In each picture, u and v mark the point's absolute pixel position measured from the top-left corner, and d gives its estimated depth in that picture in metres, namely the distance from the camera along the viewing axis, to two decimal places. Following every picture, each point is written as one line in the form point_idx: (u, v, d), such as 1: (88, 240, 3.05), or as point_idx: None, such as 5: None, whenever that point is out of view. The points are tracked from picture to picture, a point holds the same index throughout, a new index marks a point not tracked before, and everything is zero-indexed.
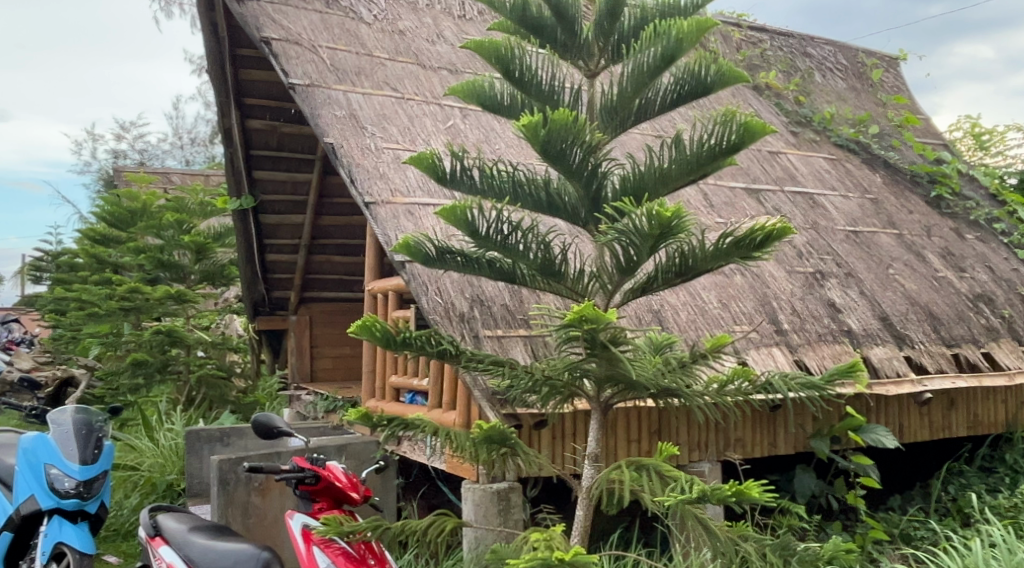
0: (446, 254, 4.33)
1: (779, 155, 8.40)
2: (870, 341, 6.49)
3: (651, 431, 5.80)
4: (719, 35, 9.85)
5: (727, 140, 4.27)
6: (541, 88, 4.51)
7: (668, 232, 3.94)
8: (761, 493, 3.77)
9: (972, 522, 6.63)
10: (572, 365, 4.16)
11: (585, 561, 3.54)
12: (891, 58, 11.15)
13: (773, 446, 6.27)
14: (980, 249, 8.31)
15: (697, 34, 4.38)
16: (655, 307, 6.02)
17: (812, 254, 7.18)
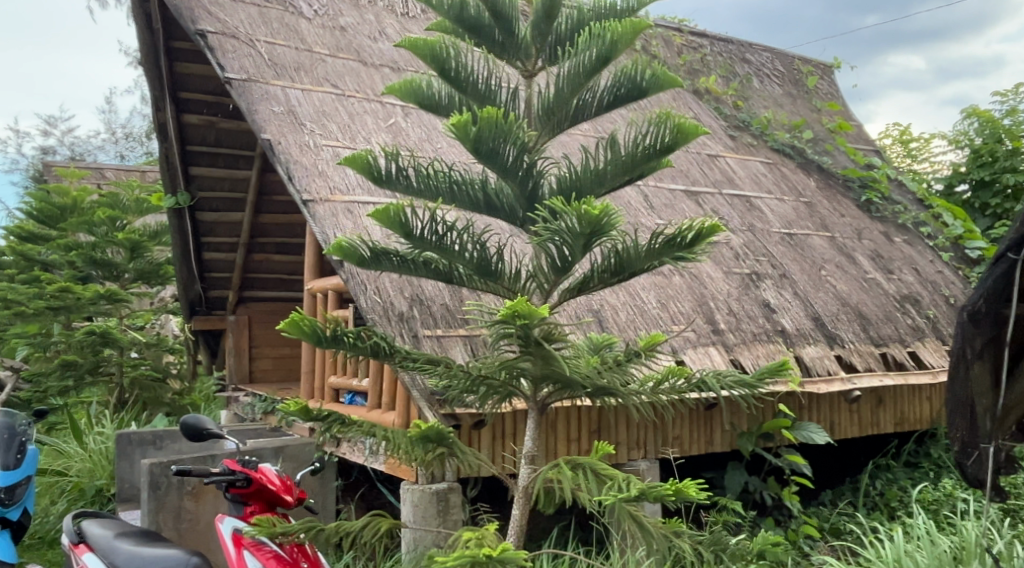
0: (382, 255, 4.31)
1: (718, 158, 8.51)
2: (803, 340, 6.62)
3: (590, 430, 5.84)
4: (660, 39, 9.95)
5: (659, 142, 4.33)
6: (477, 88, 4.53)
7: (598, 231, 3.99)
8: (698, 492, 3.82)
9: (898, 517, 6.81)
10: (508, 365, 4.19)
11: (512, 557, 3.57)
12: (826, 65, 11.37)
13: (709, 444, 6.36)
14: (908, 252, 8.53)
15: (632, 35, 4.43)
16: (595, 306, 6.06)
17: (748, 256, 7.29)
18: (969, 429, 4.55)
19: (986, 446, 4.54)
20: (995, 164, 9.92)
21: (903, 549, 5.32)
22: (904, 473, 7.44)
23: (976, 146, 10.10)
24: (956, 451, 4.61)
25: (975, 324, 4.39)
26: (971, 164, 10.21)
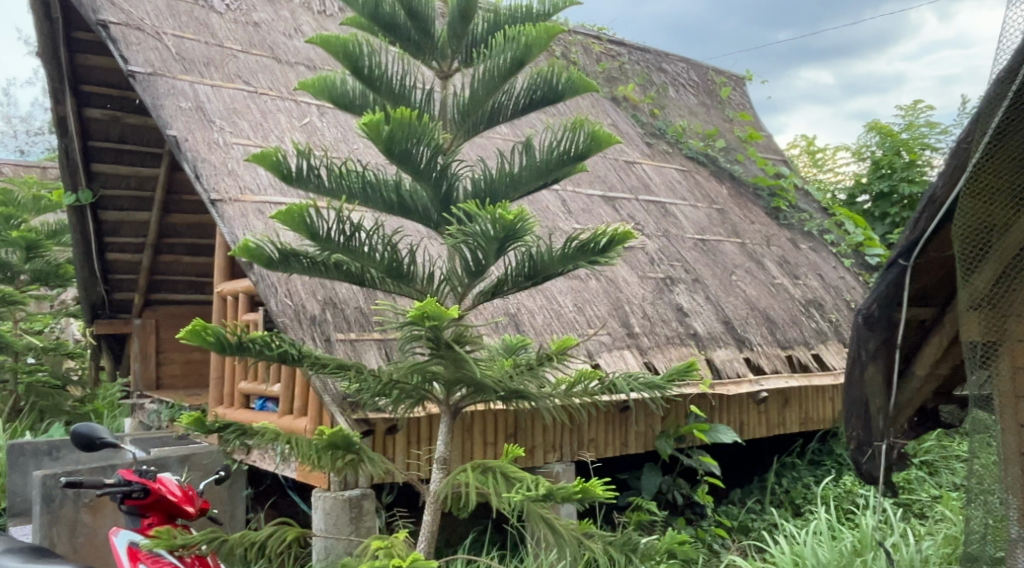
0: (291, 258, 4.21)
1: (635, 165, 8.57)
2: (714, 343, 6.70)
3: (507, 434, 5.81)
4: (579, 46, 9.95)
5: (573, 148, 4.32)
6: (391, 87, 4.45)
7: (512, 235, 3.97)
8: (603, 490, 3.81)
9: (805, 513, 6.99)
10: (420, 369, 4.13)
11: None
12: (738, 77, 11.56)
13: (624, 445, 6.39)
14: (813, 258, 8.72)
15: (546, 39, 4.40)
16: (511, 310, 6.03)
17: (663, 260, 7.35)
18: (864, 428, 4.65)
19: (879, 444, 4.66)
20: (892, 175, 10.40)
21: (805, 545, 5.43)
22: (808, 471, 7.66)
23: (876, 158, 10.55)
24: (852, 449, 4.70)
25: (870, 328, 4.49)
26: (872, 176, 10.65)
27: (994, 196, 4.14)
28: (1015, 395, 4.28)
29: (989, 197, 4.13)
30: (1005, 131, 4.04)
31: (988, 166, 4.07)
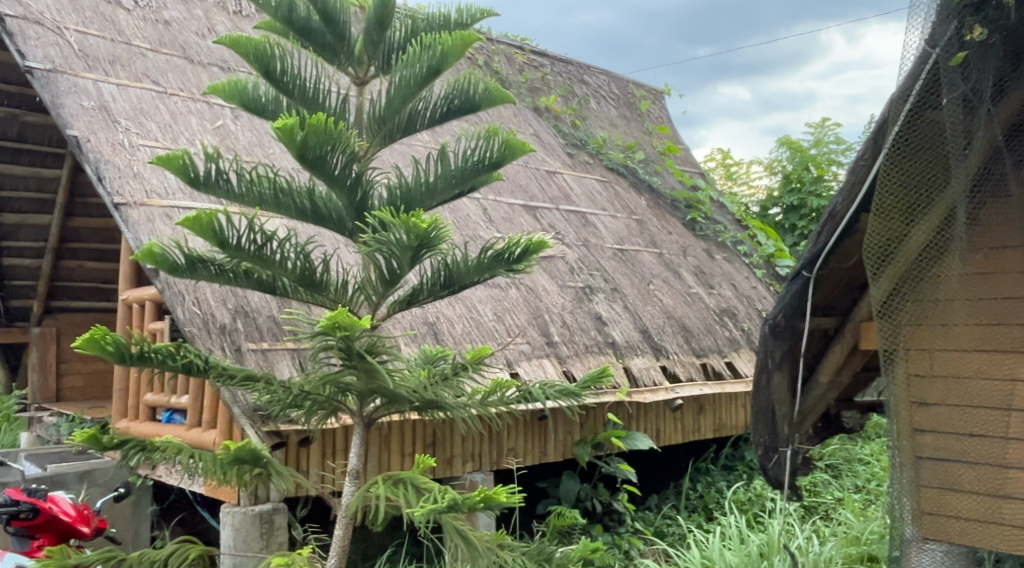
0: (198, 263, 4.11)
1: (556, 175, 8.58)
2: (631, 351, 6.73)
3: (426, 443, 5.73)
4: (502, 56, 9.90)
5: (488, 156, 4.33)
6: (305, 92, 4.38)
7: (426, 244, 3.93)
8: (510, 496, 3.78)
9: (716, 517, 7.15)
10: (331, 380, 4.05)
11: None
12: (657, 91, 11.70)
13: (543, 454, 6.37)
14: (727, 269, 8.85)
15: (463, 50, 4.37)
16: (430, 319, 5.96)
17: (582, 270, 7.37)
18: (771, 435, 4.71)
19: (784, 449, 4.74)
20: (801, 189, 10.78)
21: (714, 549, 5.57)
22: (721, 476, 7.84)
23: (786, 172, 10.93)
24: (759, 455, 4.75)
25: (775, 337, 4.56)
26: (782, 189, 10.99)
27: (893, 214, 4.14)
28: (912, 401, 4.43)
29: (889, 215, 4.13)
30: (901, 151, 4.04)
31: (885, 185, 4.08)
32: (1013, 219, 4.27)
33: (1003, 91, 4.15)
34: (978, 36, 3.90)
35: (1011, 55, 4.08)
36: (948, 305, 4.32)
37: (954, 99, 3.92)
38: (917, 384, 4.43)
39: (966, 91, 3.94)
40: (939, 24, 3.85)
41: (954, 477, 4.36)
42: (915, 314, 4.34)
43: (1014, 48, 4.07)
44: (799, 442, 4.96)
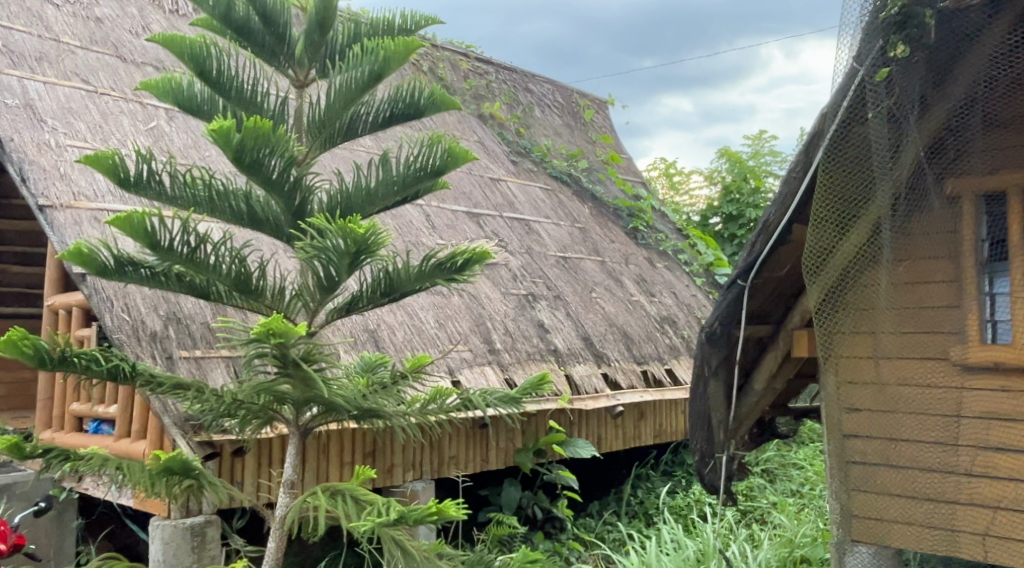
0: (127, 265, 3.99)
1: (500, 183, 8.54)
2: (573, 359, 6.71)
3: (365, 452, 5.60)
4: (447, 62, 9.82)
5: (430, 164, 4.25)
6: (242, 93, 4.28)
7: (364, 250, 3.85)
8: (457, 510, 3.71)
9: (655, 522, 7.18)
10: (265, 389, 3.94)
11: None
12: (601, 100, 11.73)
13: (484, 462, 6.32)
14: (667, 277, 8.89)
15: (406, 55, 4.30)
16: (371, 326, 5.85)
17: (525, 277, 7.34)
18: (707, 440, 4.74)
19: (721, 456, 4.77)
20: (740, 200, 10.93)
21: (652, 554, 5.60)
22: (661, 482, 7.88)
23: (726, 182, 11.06)
24: (695, 460, 4.79)
25: (711, 343, 4.57)
26: (721, 199, 11.12)
27: (824, 226, 4.18)
28: (840, 408, 4.39)
29: (820, 226, 4.17)
30: (831, 165, 4.07)
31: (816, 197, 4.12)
32: (940, 231, 4.19)
33: (927, 107, 4.08)
34: (901, 54, 3.87)
35: (935, 72, 4.02)
36: (876, 313, 4.30)
37: (880, 113, 3.92)
38: (845, 392, 4.39)
39: (892, 107, 3.95)
40: (865, 42, 3.88)
41: (886, 481, 4.34)
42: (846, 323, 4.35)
43: (937, 65, 4.01)
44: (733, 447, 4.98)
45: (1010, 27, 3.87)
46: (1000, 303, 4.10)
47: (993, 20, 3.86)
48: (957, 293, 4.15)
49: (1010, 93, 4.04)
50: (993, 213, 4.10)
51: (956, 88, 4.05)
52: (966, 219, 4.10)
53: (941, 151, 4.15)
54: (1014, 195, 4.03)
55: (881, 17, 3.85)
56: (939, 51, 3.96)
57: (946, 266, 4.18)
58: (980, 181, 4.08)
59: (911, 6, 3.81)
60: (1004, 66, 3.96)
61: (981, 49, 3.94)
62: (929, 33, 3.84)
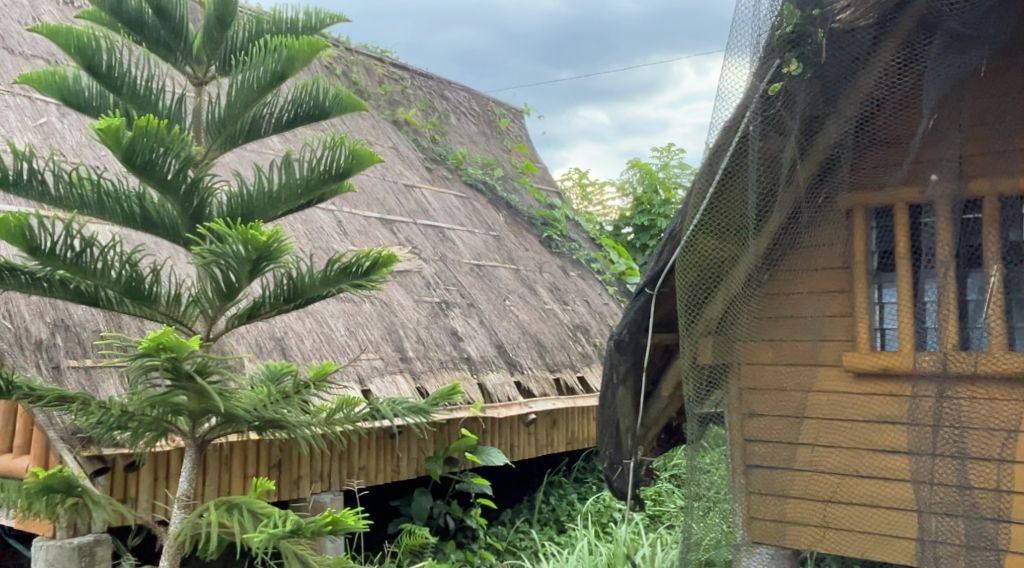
0: (5, 271, 3.77)
1: (414, 190, 8.41)
2: (486, 367, 6.63)
3: (271, 464, 5.36)
4: (361, 66, 9.63)
5: (335, 166, 4.15)
6: (134, 89, 4.09)
7: (266, 256, 3.72)
8: (357, 519, 3.68)
9: (567, 529, 7.20)
10: (158, 401, 3.78)
11: None
12: (517, 109, 11.70)
13: (395, 472, 6.18)
14: (581, 286, 8.90)
15: (309, 54, 4.19)
16: (278, 333, 5.66)
17: (438, 285, 7.24)
18: (616, 447, 4.79)
19: (629, 463, 4.81)
20: (651, 210, 11.09)
21: None
22: (573, 489, 7.90)
23: (638, 194, 11.21)
24: (604, 467, 4.85)
25: (620, 351, 4.60)
26: (633, 210, 11.28)
27: (724, 238, 4.22)
28: (739, 414, 4.28)
29: (719, 237, 4.21)
30: (725, 179, 4.12)
31: (714, 209, 4.18)
32: (831, 243, 4.16)
33: (819, 126, 4.11)
34: (794, 70, 4.01)
35: (825, 90, 4.08)
36: (775, 321, 4.26)
37: (768, 126, 4.05)
38: (747, 397, 4.28)
39: (783, 122, 4.06)
40: (763, 60, 4.01)
41: (785, 484, 4.24)
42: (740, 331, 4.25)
43: (828, 85, 4.08)
44: (641, 455, 4.99)
45: (896, 51, 3.98)
46: (889, 312, 4.09)
47: (880, 43, 3.99)
48: (849, 303, 4.13)
49: (898, 114, 4.05)
50: (882, 227, 4.08)
51: (846, 105, 4.06)
52: (856, 234, 4.10)
53: (832, 170, 4.12)
54: (900, 209, 4.00)
55: (777, 35, 3.99)
56: (828, 70, 4.04)
57: (839, 277, 4.13)
58: (869, 196, 4.07)
59: (804, 26, 3.99)
60: (893, 85, 4.01)
61: (871, 70, 4.02)
62: (823, 52, 4.00)
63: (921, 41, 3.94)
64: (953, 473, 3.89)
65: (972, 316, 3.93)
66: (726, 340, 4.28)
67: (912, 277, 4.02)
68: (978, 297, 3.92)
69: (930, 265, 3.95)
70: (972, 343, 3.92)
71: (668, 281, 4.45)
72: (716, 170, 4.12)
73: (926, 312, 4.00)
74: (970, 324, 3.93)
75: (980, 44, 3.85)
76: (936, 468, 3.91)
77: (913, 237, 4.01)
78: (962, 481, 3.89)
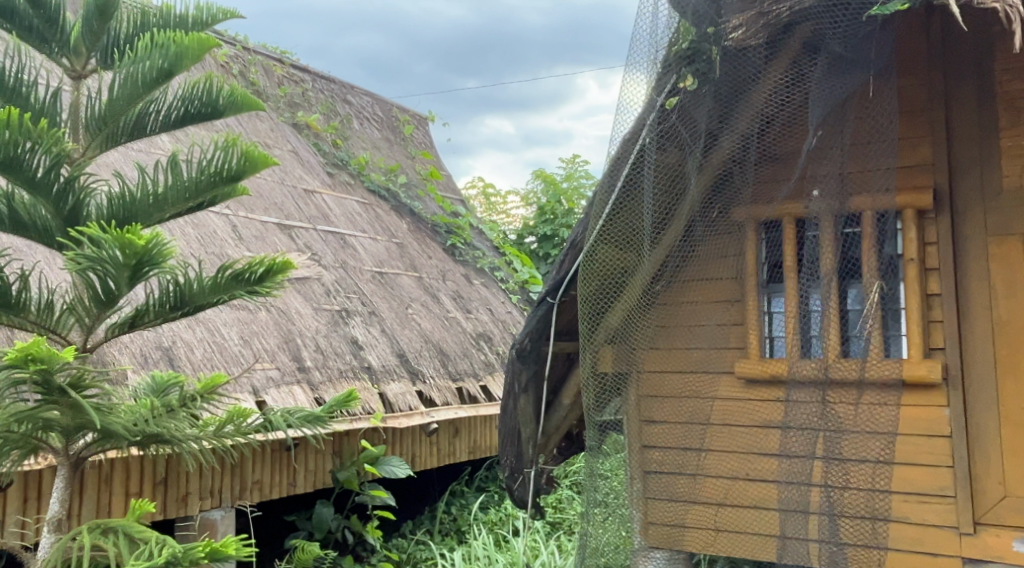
0: None
1: (314, 195, 8.17)
2: (387, 376, 6.44)
3: (156, 481, 5.07)
4: (260, 67, 9.30)
5: (226, 169, 3.95)
6: (3, 81, 3.82)
7: (149, 261, 3.51)
8: (239, 549, 3.48)
9: (467, 537, 7.16)
10: (27, 417, 3.54)
11: None
12: (420, 117, 11.54)
13: (292, 486, 5.93)
14: (484, 294, 8.82)
15: (200, 50, 3.98)
16: (166, 342, 5.36)
17: (339, 292, 7.02)
18: (516, 456, 4.81)
19: (530, 471, 4.80)
20: (554, 220, 11.07)
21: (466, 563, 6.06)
22: (474, 497, 7.80)
23: (541, 203, 11.20)
24: (506, 476, 4.86)
25: (522, 361, 4.65)
26: (537, 219, 11.26)
27: (619, 247, 4.33)
28: (638, 421, 4.29)
29: (616, 245, 4.33)
30: (625, 190, 4.28)
31: (612, 219, 4.30)
32: (723, 255, 4.31)
33: (714, 141, 4.25)
34: (689, 85, 4.18)
35: (721, 106, 4.23)
36: (671, 330, 4.36)
37: (666, 140, 4.21)
38: (646, 405, 4.30)
39: (679, 136, 4.21)
40: (660, 74, 4.17)
41: (676, 488, 4.36)
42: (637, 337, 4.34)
43: (724, 100, 4.23)
44: (541, 462, 4.93)
45: (785, 69, 4.12)
46: (777, 320, 4.24)
47: (769, 62, 4.14)
48: (740, 312, 4.28)
49: (785, 133, 4.22)
50: (771, 239, 4.25)
51: (739, 121, 4.22)
52: (747, 247, 4.27)
53: (726, 185, 4.29)
54: (787, 223, 4.20)
55: (673, 51, 4.16)
56: (723, 86, 4.20)
57: (729, 287, 4.28)
58: (760, 208, 4.24)
59: (699, 43, 4.16)
60: (780, 104, 4.16)
61: (761, 88, 4.17)
62: (715, 69, 4.16)
63: (808, 61, 4.10)
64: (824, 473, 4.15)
65: (852, 324, 4.11)
66: (626, 347, 4.33)
67: (800, 288, 4.15)
68: (858, 307, 4.10)
69: (812, 276, 4.14)
70: (852, 350, 4.12)
71: (569, 291, 4.54)
72: (616, 180, 4.28)
73: (811, 321, 4.15)
74: (851, 332, 4.12)
75: (858, 68, 4.07)
76: (817, 472, 4.16)
77: (798, 250, 4.18)
78: (839, 481, 4.14)
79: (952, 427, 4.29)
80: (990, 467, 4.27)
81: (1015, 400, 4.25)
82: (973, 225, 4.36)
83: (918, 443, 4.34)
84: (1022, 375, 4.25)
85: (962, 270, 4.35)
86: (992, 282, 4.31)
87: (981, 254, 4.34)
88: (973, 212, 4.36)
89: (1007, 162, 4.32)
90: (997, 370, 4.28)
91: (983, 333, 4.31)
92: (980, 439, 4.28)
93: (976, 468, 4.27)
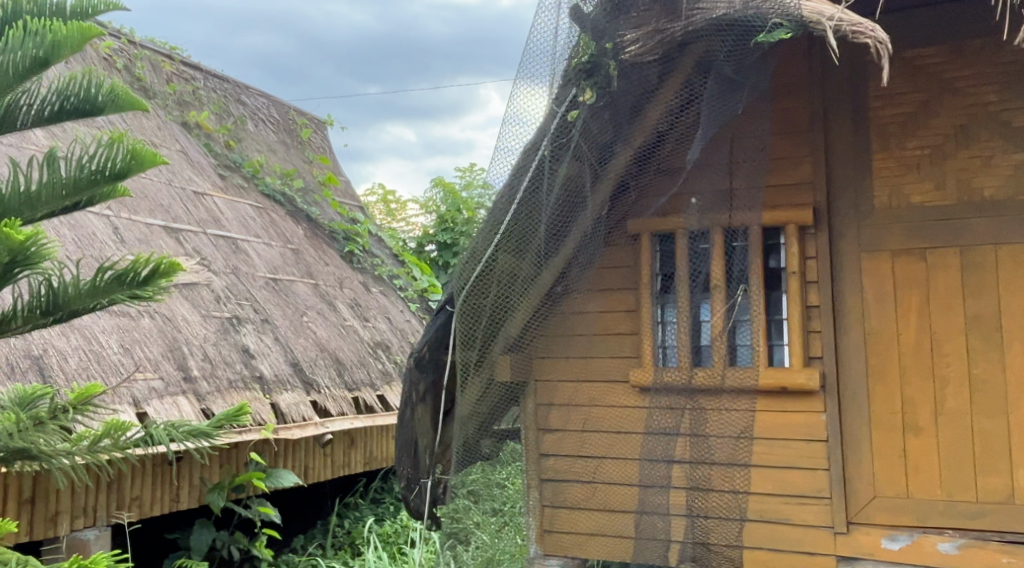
0: None
1: (205, 198, 7.84)
2: (278, 386, 6.19)
3: (21, 499, 4.74)
4: (148, 63, 8.88)
5: (108, 166, 3.69)
6: None
7: (22, 261, 3.27)
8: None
9: (361, 551, 6.93)
10: None
11: None
12: (319, 121, 11.25)
13: (174, 501, 5.63)
14: (381, 302, 8.64)
15: (79, 41, 3.72)
16: (36, 350, 5.01)
17: (229, 299, 6.73)
18: (413, 466, 4.64)
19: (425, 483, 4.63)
20: (454, 229, 10.84)
21: None
22: (369, 510, 7.58)
23: (440, 212, 10.93)
24: (402, 486, 4.72)
25: (420, 369, 4.60)
26: (436, 228, 11.07)
27: (519, 255, 4.20)
28: (534, 429, 4.26)
29: (517, 253, 4.19)
30: (526, 202, 4.13)
31: (513, 230, 4.16)
32: (621, 265, 4.32)
33: (611, 154, 4.18)
34: (588, 100, 4.09)
35: (618, 118, 4.16)
36: (563, 339, 4.31)
37: (566, 152, 4.10)
38: (543, 413, 4.28)
39: (578, 149, 4.12)
40: (561, 87, 4.03)
41: (574, 497, 4.30)
42: (542, 347, 4.29)
43: (619, 113, 4.16)
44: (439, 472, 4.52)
45: (679, 87, 4.11)
46: (670, 330, 4.24)
47: (664, 78, 4.11)
48: (636, 323, 4.28)
49: (680, 147, 4.15)
50: (665, 250, 4.24)
51: (634, 135, 4.17)
52: (642, 257, 4.27)
53: (623, 194, 4.25)
54: (680, 236, 4.18)
55: (573, 65, 4.07)
56: (619, 99, 4.13)
57: (627, 298, 4.30)
58: (653, 221, 4.22)
59: (598, 57, 4.09)
60: (675, 122, 4.14)
61: (656, 106, 4.14)
62: (614, 83, 4.10)
63: (699, 81, 4.09)
64: (715, 478, 4.18)
65: (741, 333, 4.18)
66: (526, 355, 4.28)
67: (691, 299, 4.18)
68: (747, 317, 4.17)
69: (705, 288, 4.16)
70: (740, 359, 4.19)
71: None
72: (517, 192, 4.11)
73: (701, 331, 4.16)
74: (738, 341, 4.19)
75: (748, 89, 4.08)
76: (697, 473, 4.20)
77: (692, 263, 4.18)
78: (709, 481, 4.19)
79: (828, 432, 4.37)
80: (862, 469, 4.37)
81: (884, 406, 4.36)
82: (848, 241, 4.44)
83: (813, 447, 4.39)
84: (890, 385, 4.36)
85: (838, 284, 4.43)
86: (864, 295, 4.41)
87: (854, 269, 4.42)
88: (847, 228, 4.44)
89: (879, 183, 4.42)
90: (868, 378, 4.39)
91: (856, 344, 4.40)
92: (853, 440, 4.38)
93: (849, 464, 4.37)
